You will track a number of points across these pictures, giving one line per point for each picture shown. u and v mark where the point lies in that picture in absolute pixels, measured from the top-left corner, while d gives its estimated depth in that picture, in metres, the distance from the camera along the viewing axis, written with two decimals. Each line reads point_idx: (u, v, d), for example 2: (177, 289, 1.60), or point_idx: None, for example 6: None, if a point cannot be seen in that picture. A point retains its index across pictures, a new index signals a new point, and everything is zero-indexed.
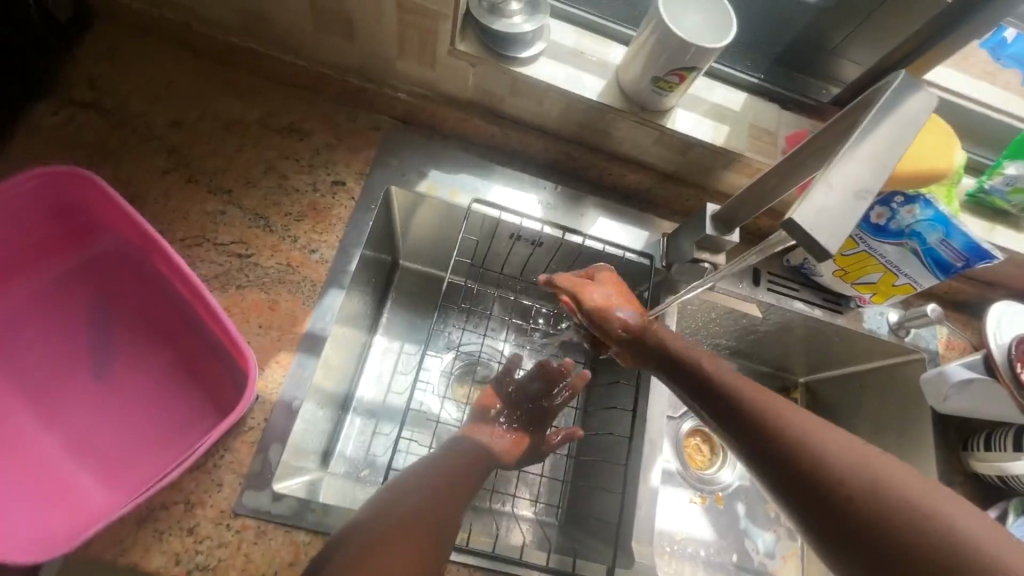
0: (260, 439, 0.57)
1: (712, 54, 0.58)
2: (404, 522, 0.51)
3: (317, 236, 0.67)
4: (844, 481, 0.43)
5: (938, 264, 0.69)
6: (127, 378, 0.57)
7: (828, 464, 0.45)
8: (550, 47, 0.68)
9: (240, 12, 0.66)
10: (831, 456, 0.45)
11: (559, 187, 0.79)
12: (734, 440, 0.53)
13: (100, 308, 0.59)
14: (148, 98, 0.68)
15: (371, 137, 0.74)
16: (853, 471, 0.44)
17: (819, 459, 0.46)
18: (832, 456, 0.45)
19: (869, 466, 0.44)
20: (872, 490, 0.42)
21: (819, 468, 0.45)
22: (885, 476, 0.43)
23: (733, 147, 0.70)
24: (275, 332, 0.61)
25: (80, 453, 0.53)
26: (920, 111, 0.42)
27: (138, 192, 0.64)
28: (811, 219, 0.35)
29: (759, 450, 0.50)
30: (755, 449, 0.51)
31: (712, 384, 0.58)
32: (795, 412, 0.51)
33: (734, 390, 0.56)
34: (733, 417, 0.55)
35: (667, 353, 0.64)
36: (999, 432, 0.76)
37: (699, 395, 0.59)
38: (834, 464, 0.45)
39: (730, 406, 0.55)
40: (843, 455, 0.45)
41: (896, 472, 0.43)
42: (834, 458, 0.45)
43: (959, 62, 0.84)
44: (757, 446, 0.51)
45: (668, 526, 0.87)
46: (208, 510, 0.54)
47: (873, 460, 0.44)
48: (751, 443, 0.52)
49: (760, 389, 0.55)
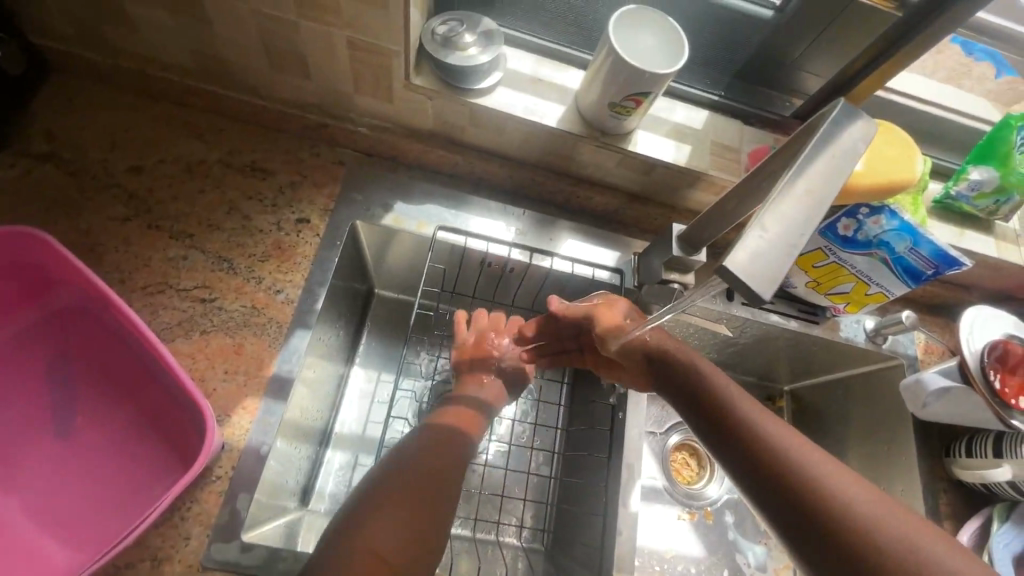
0: (228, 488, 0.56)
1: (665, 78, 0.58)
2: (386, 525, 0.49)
3: (281, 276, 0.66)
4: (834, 508, 0.42)
5: (908, 272, 0.68)
6: (89, 436, 0.56)
7: (817, 490, 0.43)
8: (507, 77, 0.69)
9: (195, 56, 0.66)
10: (818, 481, 0.44)
11: (527, 212, 0.78)
12: (729, 455, 0.50)
13: (62, 365, 0.58)
14: (107, 146, 0.68)
15: (335, 171, 0.74)
16: (844, 500, 0.42)
17: (808, 483, 0.44)
18: (821, 482, 0.44)
19: (857, 496, 0.42)
20: (862, 524, 0.40)
21: (808, 493, 0.43)
22: (875, 509, 0.41)
23: (696, 166, 0.70)
24: (241, 377, 0.61)
25: (43, 517, 0.52)
26: (853, 147, 0.43)
27: (97, 241, 0.63)
28: (744, 263, 0.35)
29: (752, 468, 0.48)
30: (741, 466, 0.49)
31: (710, 395, 0.56)
32: (791, 435, 0.49)
33: (731, 404, 0.54)
34: (720, 432, 0.52)
35: (660, 356, 0.63)
36: (980, 436, 0.75)
37: (689, 405, 0.57)
38: (826, 491, 0.43)
39: (727, 420, 0.52)
40: (833, 482, 0.44)
41: (885, 504, 0.42)
42: (823, 483, 0.44)
43: (919, 69, 0.85)
44: (751, 465, 0.48)
45: (657, 545, 0.86)
46: (175, 566, 0.53)
47: (862, 490, 0.43)
48: (737, 458, 0.50)
49: (758, 407, 0.53)
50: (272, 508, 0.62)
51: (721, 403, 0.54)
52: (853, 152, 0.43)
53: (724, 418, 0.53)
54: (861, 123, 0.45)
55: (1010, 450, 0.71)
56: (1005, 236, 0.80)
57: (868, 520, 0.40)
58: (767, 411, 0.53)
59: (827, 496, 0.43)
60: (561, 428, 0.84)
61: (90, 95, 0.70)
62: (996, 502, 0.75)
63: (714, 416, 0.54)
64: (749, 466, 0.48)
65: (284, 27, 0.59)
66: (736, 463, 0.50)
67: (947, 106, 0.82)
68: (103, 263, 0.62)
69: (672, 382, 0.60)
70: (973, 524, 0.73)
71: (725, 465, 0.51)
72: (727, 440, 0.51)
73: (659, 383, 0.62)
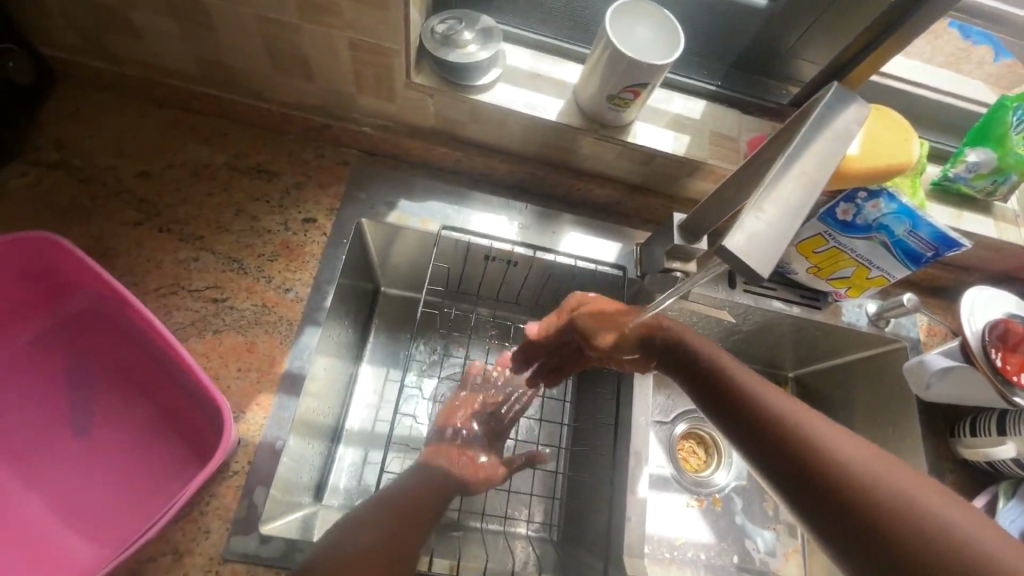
0: (245, 483, 0.58)
1: (661, 69, 0.59)
2: None
3: (290, 275, 0.68)
4: (843, 475, 0.42)
5: (908, 255, 0.68)
6: (108, 433, 0.58)
7: (820, 456, 0.44)
8: (506, 73, 0.70)
9: (199, 61, 0.67)
10: (828, 450, 0.44)
11: (529, 206, 0.80)
12: (736, 431, 0.52)
13: (80, 365, 0.59)
14: (116, 152, 0.69)
15: (341, 171, 0.75)
16: (855, 467, 0.42)
17: (817, 452, 0.45)
18: (831, 452, 0.44)
19: (868, 463, 0.42)
20: (871, 489, 0.40)
21: (818, 463, 0.44)
22: (884, 475, 0.41)
23: (696, 156, 0.71)
24: (255, 374, 0.62)
25: (66, 513, 0.54)
26: (850, 127, 0.44)
27: (110, 246, 0.65)
28: (743, 246, 0.36)
29: (758, 441, 0.49)
30: (751, 443, 0.50)
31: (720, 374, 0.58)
32: (797, 407, 0.50)
33: (737, 383, 0.55)
34: (732, 411, 0.54)
35: (669, 342, 0.65)
36: (984, 416, 0.76)
37: (699, 387, 0.59)
38: (830, 456, 0.44)
39: (732, 398, 0.55)
40: (839, 447, 0.44)
41: (896, 470, 0.42)
42: (832, 453, 0.44)
43: (917, 52, 0.85)
44: (757, 438, 0.50)
45: (667, 533, 0.87)
46: (197, 559, 0.54)
47: (872, 457, 0.43)
48: (749, 434, 0.51)
49: (767, 384, 0.54)
50: (286, 503, 0.63)
51: (733, 386, 0.55)
52: (848, 135, 0.44)
53: (736, 399, 0.54)
54: (857, 103, 0.46)
55: (1013, 428, 0.71)
56: (1004, 216, 0.80)
57: (877, 484, 0.41)
58: (779, 389, 0.53)
59: (837, 464, 0.43)
60: (567, 425, 0.84)
61: (97, 104, 0.71)
62: (1001, 480, 0.76)
63: (721, 394, 0.56)
64: (760, 443, 0.49)
65: (285, 31, 0.60)
66: (748, 439, 0.51)
67: (943, 89, 0.83)
68: (116, 267, 0.64)
69: (686, 367, 0.62)
70: (979, 502, 0.74)
71: (737, 443, 0.52)
72: (738, 418, 0.53)
73: (670, 368, 0.65)
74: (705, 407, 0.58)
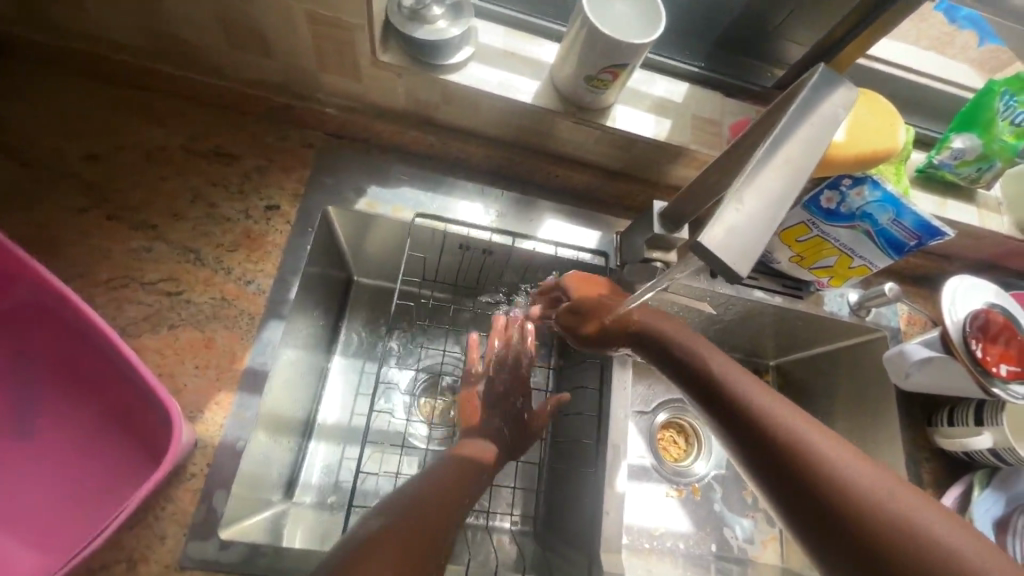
0: (204, 487, 0.55)
1: (642, 49, 0.56)
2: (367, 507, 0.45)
3: (252, 266, 0.64)
4: (830, 483, 0.41)
5: (891, 244, 0.67)
6: (53, 435, 0.55)
7: (813, 467, 0.42)
8: (479, 51, 0.66)
9: (146, 34, 0.62)
10: (818, 459, 0.43)
11: (505, 193, 0.76)
12: (733, 441, 0.50)
13: (24, 363, 0.56)
14: (60, 133, 0.64)
15: (304, 155, 0.71)
16: (847, 480, 0.41)
17: (805, 460, 0.43)
18: (817, 457, 0.43)
19: (863, 475, 0.41)
20: (859, 499, 0.39)
21: (807, 470, 0.43)
22: (880, 489, 0.40)
23: (678, 141, 0.69)
24: (213, 372, 0.59)
25: (12, 519, 0.52)
26: (836, 111, 0.42)
27: (52, 235, 0.60)
28: (721, 240, 0.34)
29: (753, 450, 0.47)
30: (747, 449, 0.48)
31: (713, 381, 0.54)
32: (790, 413, 0.48)
33: (732, 388, 0.52)
34: (719, 408, 0.52)
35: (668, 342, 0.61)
36: (962, 405, 0.76)
37: (699, 397, 0.55)
38: (823, 467, 0.42)
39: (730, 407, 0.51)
40: (831, 457, 0.43)
41: (883, 476, 0.41)
42: (822, 462, 0.42)
43: (901, 33, 0.83)
44: (751, 447, 0.48)
45: (646, 522, 0.86)
46: (152, 566, 0.51)
47: (858, 462, 0.42)
48: (736, 433, 0.49)
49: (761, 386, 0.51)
50: (253, 501, 0.60)
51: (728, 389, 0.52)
52: (834, 120, 0.42)
53: (723, 395, 0.52)
54: (845, 85, 0.43)
55: (991, 418, 0.71)
56: (987, 205, 0.79)
57: (868, 497, 0.39)
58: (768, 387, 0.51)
59: (827, 474, 0.41)
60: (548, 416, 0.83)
61: (39, 80, 0.66)
62: (976, 469, 0.76)
63: (715, 399, 0.53)
64: (757, 452, 0.47)
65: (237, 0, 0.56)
66: (735, 437, 0.49)
67: (926, 74, 0.81)
68: (61, 257, 0.59)
69: (672, 359, 0.59)
70: (954, 492, 0.74)
71: (725, 441, 0.51)
72: (726, 418, 0.51)
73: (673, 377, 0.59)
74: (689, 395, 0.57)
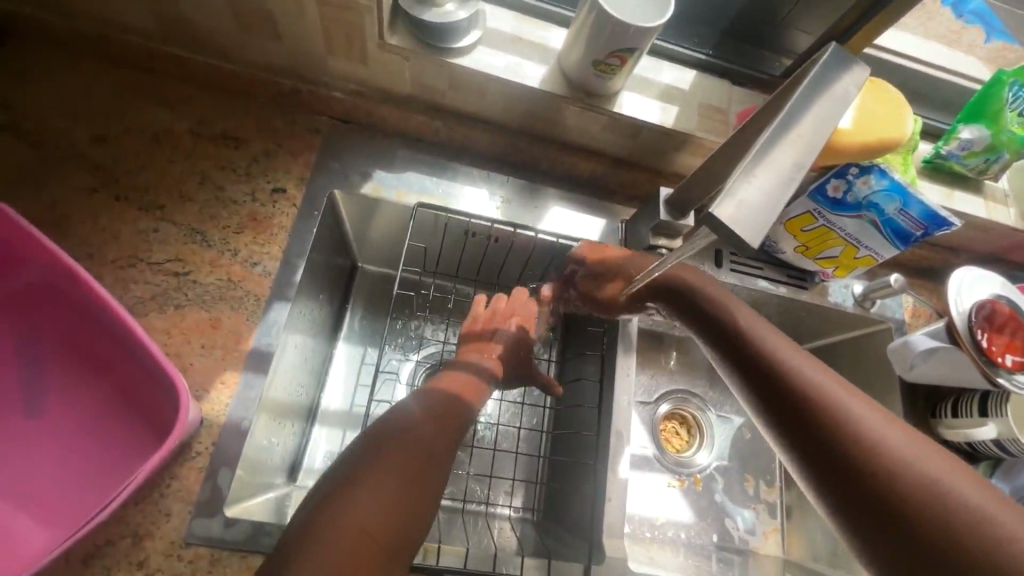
0: (209, 465, 0.55)
1: (651, 33, 0.56)
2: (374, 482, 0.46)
3: (258, 249, 0.64)
4: (859, 447, 0.43)
5: (898, 234, 0.67)
6: (60, 413, 0.55)
7: (844, 431, 0.45)
8: (487, 36, 0.66)
9: (155, 15, 0.62)
10: (848, 422, 0.45)
11: (511, 180, 0.76)
12: (767, 412, 0.51)
13: (32, 341, 0.56)
14: (69, 114, 0.65)
15: (310, 139, 0.71)
16: (874, 440, 0.43)
17: (837, 423, 0.45)
18: (850, 423, 0.45)
19: (897, 442, 0.43)
20: (887, 463, 0.41)
21: (838, 433, 0.45)
22: (910, 456, 0.41)
23: (684, 128, 0.69)
24: (220, 353, 0.59)
25: (18, 494, 0.52)
26: (847, 89, 0.42)
27: (62, 214, 0.60)
28: (732, 212, 0.34)
29: (786, 419, 0.49)
30: (780, 417, 0.50)
31: (752, 354, 0.55)
32: (831, 383, 0.49)
33: (772, 360, 0.53)
34: (756, 380, 0.54)
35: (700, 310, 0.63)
36: (966, 396, 0.76)
37: (738, 369, 0.56)
38: (854, 432, 0.44)
39: (767, 380, 0.52)
40: (865, 424, 0.45)
41: (920, 446, 0.42)
42: (855, 427, 0.44)
43: (910, 24, 0.83)
44: (784, 417, 0.49)
45: (647, 512, 0.86)
46: (157, 542, 0.52)
47: (894, 430, 0.44)
48: (766, 397, 0.52)
49: (805, 358, 0.53)
50: (256, 482, 0.61)
51: (767, 360, 0.53)
52: (845, 99, 0.42)
53: (763, 364, 0.53)
54: (856, 65, 0.43)
55: (995, 410, 0.71)
56: (994, 196, 0.79)
57: (897, 461, 0.41)
58: (813, 359, 0.53)
59: (855, 436, 0.44)
60: (550, 406, 0.83)
61: (48, 61, 0.66)
62: (980, 460, 0.76)
63: (754, 369, 0.54)
64: (790, 419, 0.49)
65: None
66: (769, 408, 0.51)
67: (934, 65, 0.81)
68: (70, 237, 0.60)
69: (711, 327, 0.61)
70: None
71: (754, 404, 0.53)
72: (762, 388, 0.52)
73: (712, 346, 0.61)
74: (721, 359, 0.59)
